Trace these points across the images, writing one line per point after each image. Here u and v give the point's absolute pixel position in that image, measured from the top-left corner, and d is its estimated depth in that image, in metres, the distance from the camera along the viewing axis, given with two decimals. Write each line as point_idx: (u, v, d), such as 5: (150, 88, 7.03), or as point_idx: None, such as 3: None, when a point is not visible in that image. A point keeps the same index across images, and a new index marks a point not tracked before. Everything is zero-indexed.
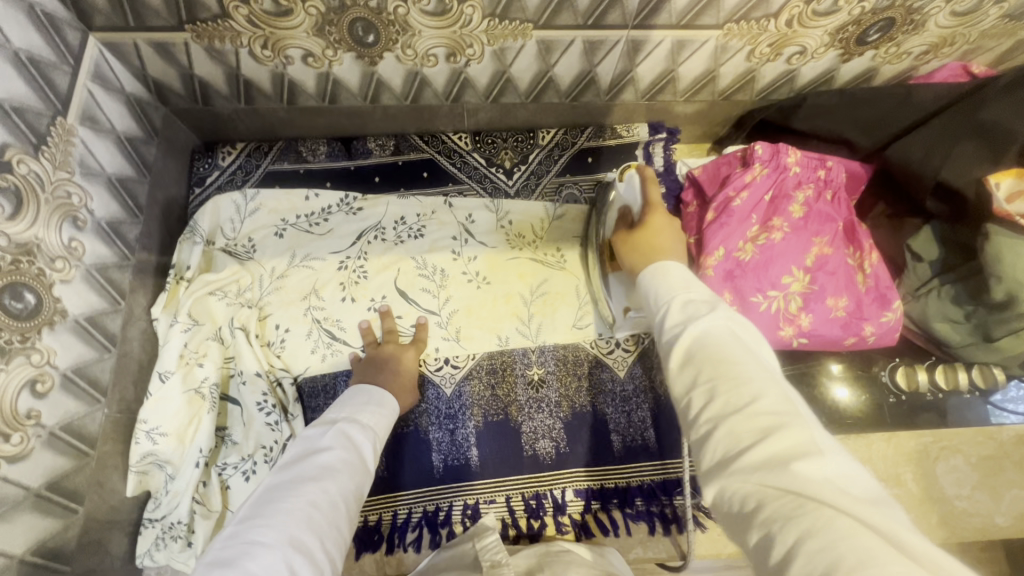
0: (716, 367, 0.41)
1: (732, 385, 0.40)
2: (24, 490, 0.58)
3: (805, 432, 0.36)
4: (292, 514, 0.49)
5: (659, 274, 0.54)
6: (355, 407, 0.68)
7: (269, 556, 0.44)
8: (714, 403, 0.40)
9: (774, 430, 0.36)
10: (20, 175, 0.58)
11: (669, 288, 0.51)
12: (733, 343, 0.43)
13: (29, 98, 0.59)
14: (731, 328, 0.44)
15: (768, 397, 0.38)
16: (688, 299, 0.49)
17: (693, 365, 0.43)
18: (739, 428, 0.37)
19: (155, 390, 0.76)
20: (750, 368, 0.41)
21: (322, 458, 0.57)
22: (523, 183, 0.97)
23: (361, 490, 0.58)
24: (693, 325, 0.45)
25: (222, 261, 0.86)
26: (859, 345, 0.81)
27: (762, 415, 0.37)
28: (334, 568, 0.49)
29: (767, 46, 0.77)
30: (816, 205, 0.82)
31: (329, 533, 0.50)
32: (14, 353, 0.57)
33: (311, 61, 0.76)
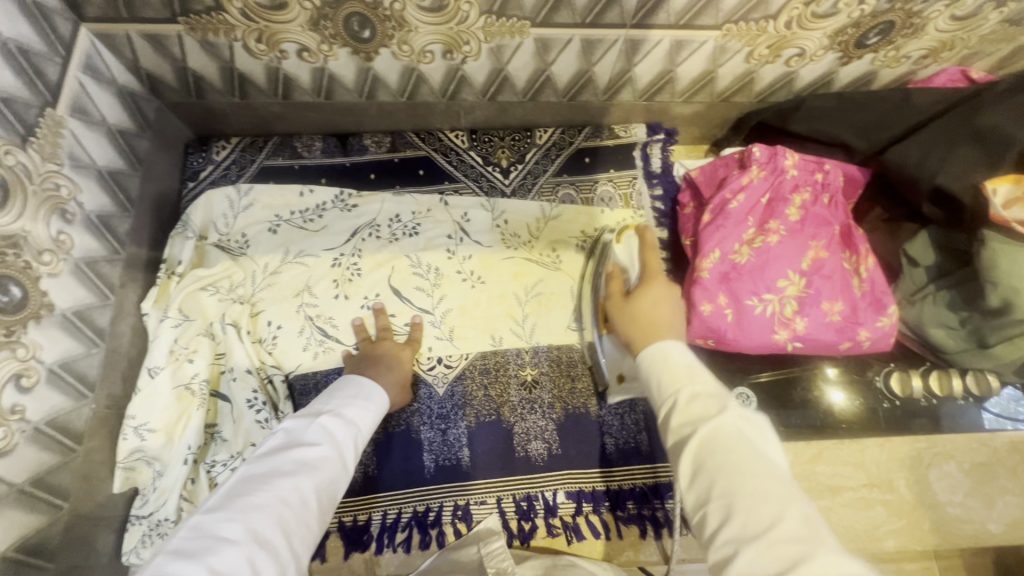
0: (733, 483, 0.40)
1: (750, 504, 0.39)
2: (8, 486, 0.57)
3: (831, 555, 0.35)
4: (262, 509, 0.49)
5: (660, 358, 0.52)
6: (343, 399, 0.67)
7: (231, 553, 0.44)
8: (733, 525, 0.39)
9: (800, 558, 0.35)
10: (7, 166, 0.57)
11: (672, 379, 0.50)
12: (745, 447, 0.42)
13: (17, 87, 0.58)
14: (742, 431, 0.43)
15: (790, 519, 0.38)
16: (694, 391, 0.48)
17: (706, 476, 0.42)
18: (763, 558, 0.36)
19: (144, 385, 0.76)
20: (765, 482, 0.40)
21: (301, 452, 0.56)
22: (520, 182, 0.96)
23: (338, 487, 0.58)
24: (703, 426, 0.44)
25: (215, 256, 0.86)
26: (855, 350, 0.80)
27: (786, 540, 0.37)
28: (298, 566, 0.49)
29: (766, 48, 0.77)
30: (813, 208, 0.82)
31: (297, 532, 0.50)
32: None
33: (306, 56, 0.75)
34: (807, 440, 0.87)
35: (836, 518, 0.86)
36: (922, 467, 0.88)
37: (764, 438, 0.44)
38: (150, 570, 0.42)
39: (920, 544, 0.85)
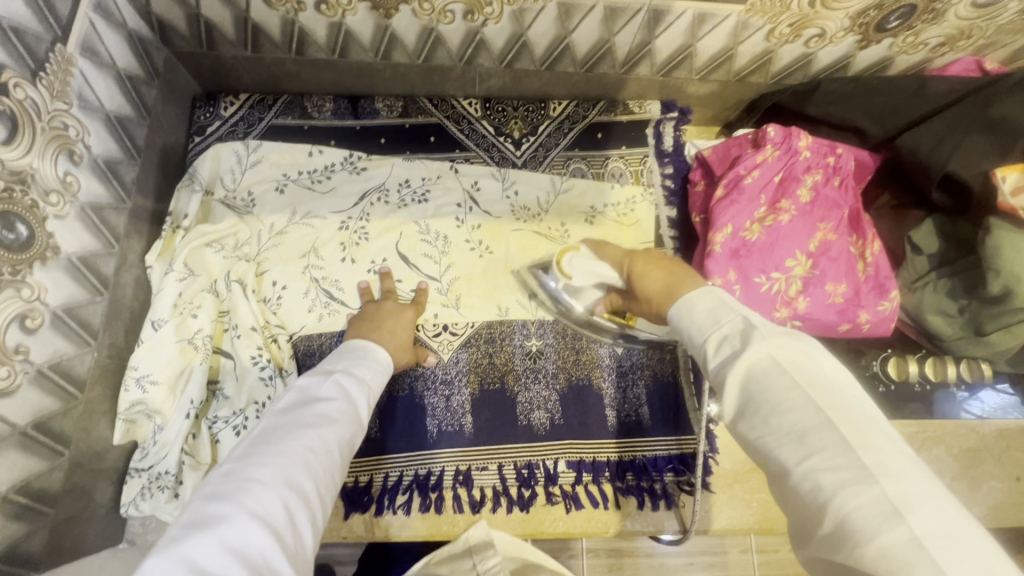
0: (771, 424, 0.46)
1: (789, 442, 0.44)
2: (11, 427, 0.56)
3: (876, 485, 0.39)
4: (291, 455, 0.48)
5: (685, 309, 0.58)
6: (353, 360, 0.67)
7: (266, 495, 0.44)
8: (777, 463, 0.44)
9: (839, 489, 0.39)
10: (17, 100, 0.55)
11: (700, 328, 0.55)
12: (780, 380, 0.46)
13: (28, 18, 0.56)
14: (775, 360, 0.48)
15: (831, 449, 0.41)
16: (724, 332, 0.53)
17: (749, 417, 0.48)
18: (805, 492, 0.41)
19: (147, 337, 0.75)
20: (803, 416, 0.44)
21: (320, 406, 0.56)
22: (531, 155, 0.96)
23: (355, 441, 0.58)
24: (736, 362, 0.49)
25: (221, 213, 0.85)
26: (854, 332, 0.82)
27: (825, 473, 0.41)
28: (326, 513, 0.49)
29: (787, 26, 0.77)
30: (824, 189, 0.82)
31: (324, 479, 0.50)
32: (4, 284, 0.54)
33: (324, 9, 0.74)
34: None
35: None
36: (912, 451, 0.89)
37: (804, 358, 0.48)
38: (184, 517, 0.42)
39: None
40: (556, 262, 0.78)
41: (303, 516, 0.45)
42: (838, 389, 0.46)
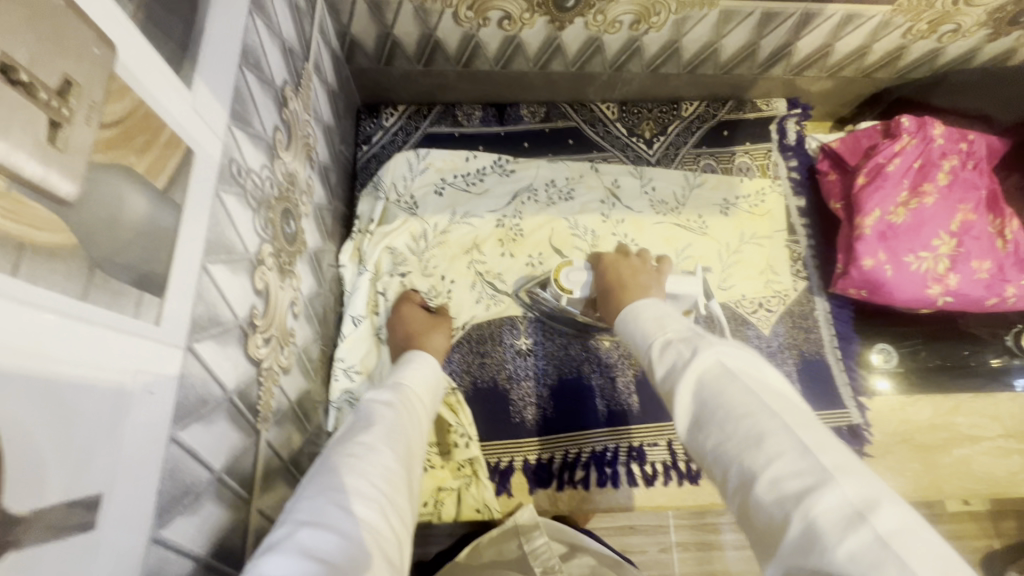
0: (726, 429, 0.44)
1: (747, 447, 0.42)
2: (288, 403, 0.62)
3: (836, 485, 0.37)
4: (337, 464, 0.48)
5: (633, 316, 0.62)
6: (397, 368, 0.67)
7: (317, 507, 0.43)
8: (737, 470, 0.42)
9: (802, 495, 0.37)
10: (291, 111, 0.62)
11: (647, 333, 0.58)
12: (732, 385, 0.45)
13: (295, 39, 0.64)
14: (724, 363, 0.48)
15: (789, 453, 0.40)
16: (670, 338, 0.54)
17: (705, 427, 0.46)
18: (765, 500, 0.39)
19: (348, 332, 0.82)
20: (756, 419, 0.42)
21: (363, 414, 0.56)
22: (663, 153, 1.02)
23: (410, 433, 0.57)
24: (689, 371, 0.49)
25: (394, 215, 0.91)
26: (998, 307, 0.86)
27: (783, 477, 0.39)
28: (394, 501, 0.48)
29: (926, 24, 0.83)
30: (961, 173, 0.87)
31: (378, 474, 0.48)
32: (286, 273, 0.61)
33: (505, 24, 0.81)
34: (942, 393, 0.92)
35: (976, 465, 0.88)
36: None
37: (754, 367, 0.48)
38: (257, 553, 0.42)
39: None
40: (554, 279, 0.80)
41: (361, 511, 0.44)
42: (790, 397, 0.45)
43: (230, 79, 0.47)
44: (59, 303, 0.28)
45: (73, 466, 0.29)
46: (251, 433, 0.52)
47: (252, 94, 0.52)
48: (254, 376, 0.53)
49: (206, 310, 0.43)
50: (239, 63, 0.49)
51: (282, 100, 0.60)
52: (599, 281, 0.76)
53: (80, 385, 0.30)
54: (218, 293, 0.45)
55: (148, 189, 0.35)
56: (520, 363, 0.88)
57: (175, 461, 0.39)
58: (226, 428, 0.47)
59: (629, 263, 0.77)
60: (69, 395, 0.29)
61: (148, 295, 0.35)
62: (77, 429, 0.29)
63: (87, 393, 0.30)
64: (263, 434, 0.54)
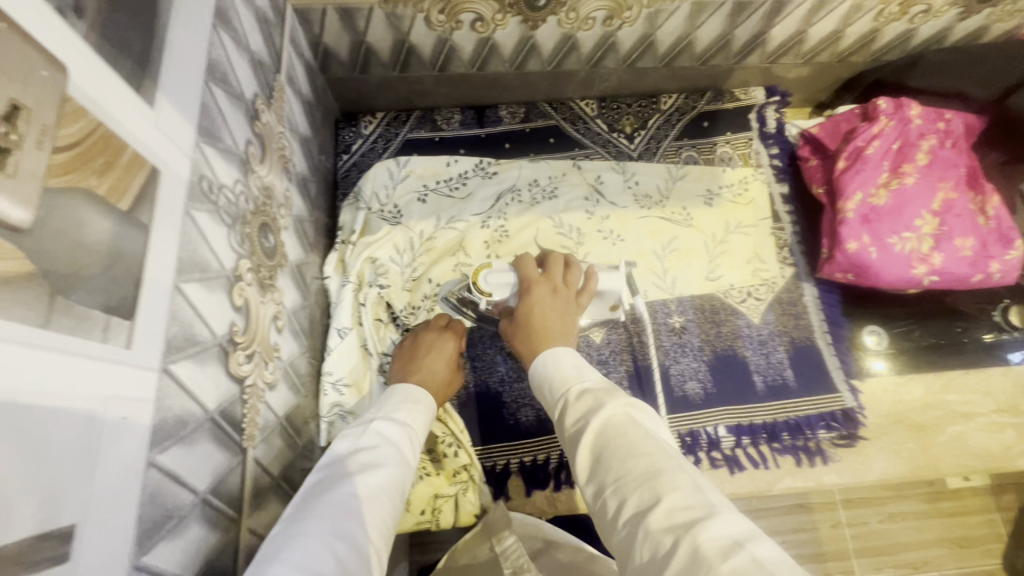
0: (627, 465, 0.48)
1: (640, 484, 0.46)
2: (276, 418, 0.61)
3: (719, 516, 0.41)
4: (334, 506, 0.50)
5: (552, 361, 0.66)
6: (394, 401, 0.68)
7: (316, 547, 0.45)
8: (633, 504, 0.46)
9: (692, 523, 0.41)
10: (264, 123, 0.62)
11: (565, 379, 0.62)
12: (635, 431, 0.51)
13: (264, 52, 0.63)
14: (630, 414, 0.53)
15: (682, 488, 0.44)
16: (586, 386, 0.59)
17: (606, 465, 0.50)
18: (655, 530, 0.42)
19: (336, 344, 0.80)
20: (655, 459, 0.47)
21: (365, 453, 0.58)
22: (645, 147, 1.02)
23: (402, 481, 0.59)
24: (598, 416, 0.54)
25: (377, 224, 0.90)
26: (984, 284, 0.87)
27: (676, 508, 0.43)
28: (378, 555, 0.50)
29: (897, 5, 0.84)
30: (941, 152, 0.88)
31: (371, 525, 0.51)
32: (267, 288, 0.60)
33: (478, 26, 0.81)
34: (934, 371, 0.92)
35: (971, 441, 0.89)
36: None
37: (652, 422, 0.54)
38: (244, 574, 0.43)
39: None
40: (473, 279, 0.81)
41: (355, 562, 0.46)
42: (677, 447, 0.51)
43: (196, 94, 0.47)
44: (19, 332, 0.28)
45: (42, 497, 0.29)
46: (237, 451, 0.51)
47: (220, 109, 0.51)
48: (237, 395, 0.52)
49: (182, 331, 0.42)
50: (205, 79, 0.49)
51: (253, 112, 0.59)
52: (522, 310, 0.77)
53: (39, 412, 0.28)
54: (194, 312, 0.44)
55: (110, 211, 0.35)
56: (512, 365, 0.87)
57: (155, 485, 0.38)
58: (210, 448, 0.46)
59: (561, 299, 0.78)
60: (28, 424, 0.28)
61: (116, 319, 0.35)
62: (38, 461, 0.28)
63: (49, 422, 0.29)
64: (249, 452, 0.54)
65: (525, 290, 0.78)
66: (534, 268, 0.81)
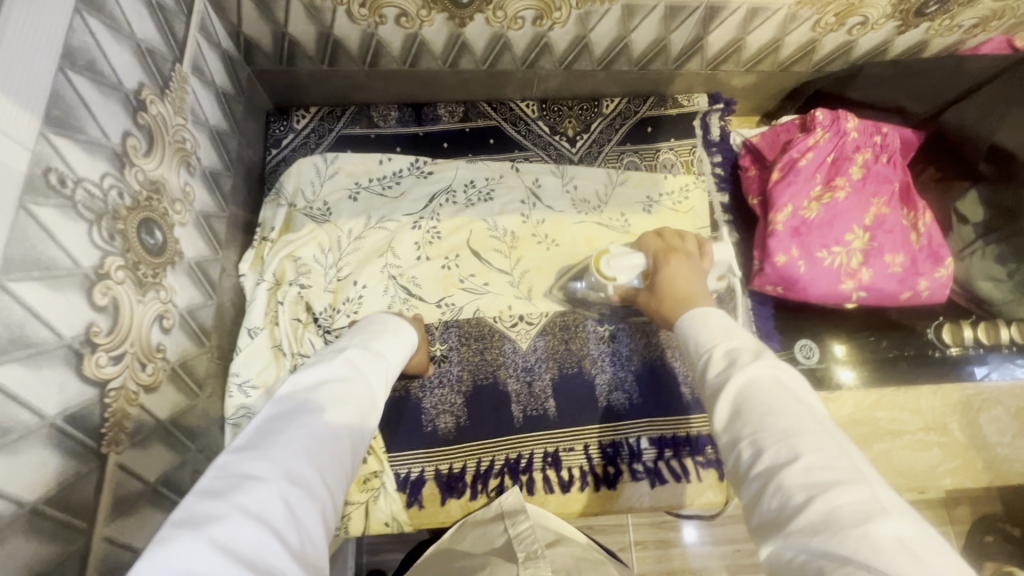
0: (769, 419, 0.46)
1: (779, 439, 0.44)
2: (156, 422, 0.59)
3: (869, 487, 0.39)
4: (295, 444, 0.44)
5: (700, 318, 0.62)
6: (365, 340, 0.63)
7: (264, 491, 0.40)
8: (770, 455, 0.44)
9: (830, 485, 0.39)
10: (152, 115, 0.59)
11: (711, 333, 0.58)
12: (781, 394, 0.48)
13: (157, 40, 0.60)
14: (778, 376, 0.50)
15: (822, 451, 0.42)
16: (732, 345, 0.55)
17: (744, 417, 0.48)
18: (791, 485, 0.41)
19: (245, 345, 0.78)
20: (799, 420, 0.45)
21: (329, 389, 0.52)
22: (586, 151, 1.00)
23: (365, 422, 0.54)
24: (740, 372, 0.51)
25: (301, 221, 0.88)
26: (913, 300, 0.86)
27: (815, 467, 0.41)
28: (332, 501, 0.46)
29: (833, 16, 0.82)
30: (875, 166, 0.86)
31: (330, 469, 0.46)
32: (148, 286, 0.58)
33: (403, 21, 0.78)
34: (865, 388, 0.91)
35: (894, 459, 0.88)
36: (972, 412, 0.92)
37: (797, 383, 0.50)
38: (179, 513, 0.38)
39: (973, 482, 0.89)
40: (595, 267, 0.82)
41: (306, 511, 0.41)
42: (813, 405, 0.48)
43: (45, 82, 0.44)
44: None
45: None
46: (92, 458, 0.49)
47: (83, 98, 0.49)
48: (97, 399, 0.50)
49: (7, 333, 0.40)
50: (60, 66, 0.46)
51: (137, 104, 0.56)
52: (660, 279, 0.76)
53: None
54: (27, 313, 0.42)
55: None
56: (435, 370, 0.85)
57: None
58: (45, 455, 0.44)
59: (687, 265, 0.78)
60: None
61: None
62: None
63: None
64: (112, 458, 0.51)
65: (663, 259, 0.78)
66: (661, 243, 0.82)
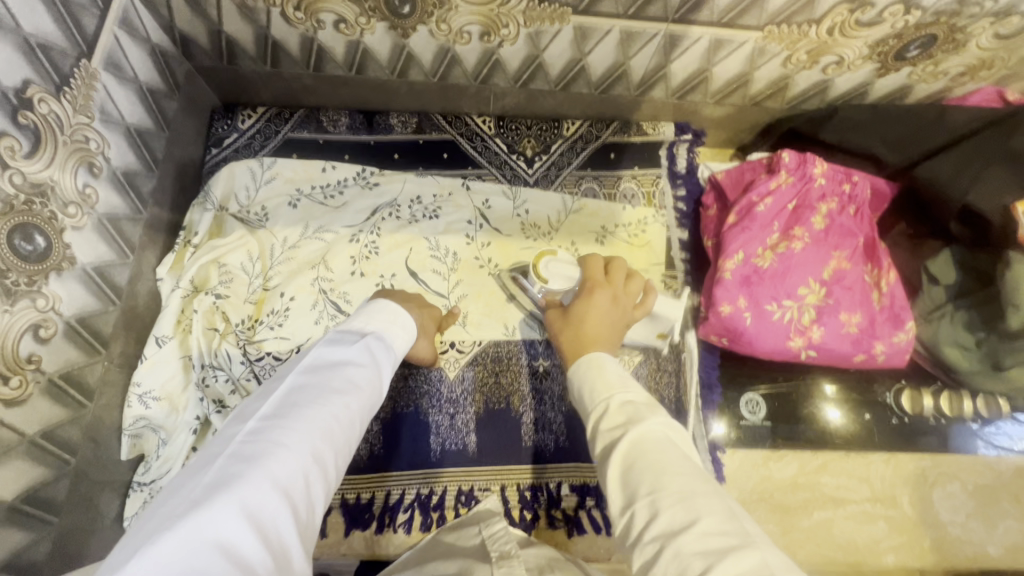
0: (662, 478, 0.43)
1: (677, 500, 0.41)
2: (20, 436, 0.56)
3: (759, 549, 0.36)
4: (321, 423, 0.46)
5: (595, 366, 0.57)
6: (381, 320, 0.62)
7: (290, 464, 0.41)
8: (661, 519, 0.40)
9: (725, 551, 0.36)
10: (40, 114, 0.56)
11: (607, 384, 0.54)
12: (672, 450, 0.45)
13: (56, 36, 0.57)
14: (668, 435, 0.47)
15: (716, 514, 0.39)
16: (625, 397, 0.52)
17: (635, 474, 0.44)
18: (685, 554, 0.37)
19: (151, 353, 0.75)
20: (691, 480, 0.42)
21: (350, 372, 0.52)
22: (543, 173, 0.95)
23: (376, 405, 0.55)
24: (635, 428, 0.47)
25: (232, 226, 0.85)
26: (869, 363, 0.80)
27: (708, 532, 0.38)
28: (339, 476, 0.48)
29: (805, 53, 0.77)
30: (838, 218, 0.81)
31: (342, 450, 0.48)
32: (19, 295, 0.55)
33: (342, 28, 0.74)
34: (812, 451, 0.85)
35: (836, 530, 0.83)
36: (925, 486, 0.86)
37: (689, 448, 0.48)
38: (210, 471, 0.39)
39: (918, 561, 0.83)
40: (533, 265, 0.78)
41: (318, 488, 0.44)
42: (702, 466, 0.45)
43: None
44: None
45: None
46: None
47: None
48: None
49: None
50: None
51: (18, 103, 0.53)
52: (576, 314, 0.70)
53: None
54: None
55: None
56: None
57: None
58: None
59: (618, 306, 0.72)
60: None
61: None
62: None
63: None
64: None
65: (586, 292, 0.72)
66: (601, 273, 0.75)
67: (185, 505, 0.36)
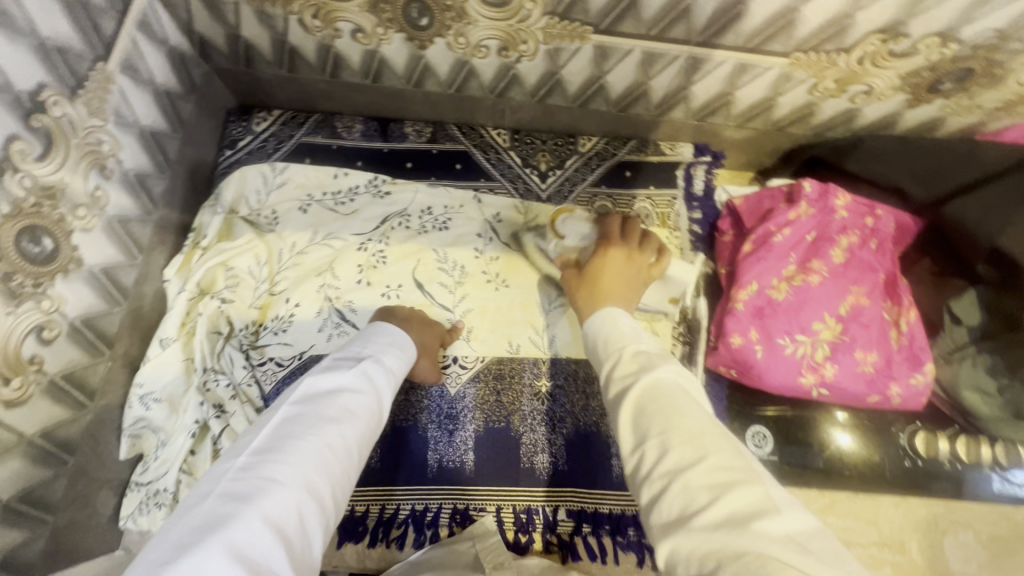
0: (672, 421, 0.42)
1: (683, 440, 0.41)
2: (18, 436, 0.57)
3: (762, 486, 0.37)
4: (315, 455, 0.45)
5: (608, 321, 0.58)
6: (379, 344, 0.62)
7: (283, 498, 0.40)
8: (668, 461, 0.40)
9: (730, 485, 0.36)
10: (54, 117, 0.56)
11: (619, 337, 0.54)
12: (682, 395, 0.45)
13: (73, 39, 0.57)
14: (678, 380, 0.47)
15: (723, 452, 0.39)
16: (638, 347, 0.52)
17: (646, 416, 0.44)
18: (692, 486, 0.37)
19: (154, 354, 0.75)
20: (701, 421, 0.42)
21: (345, 399, 0.52)
22: (557, 188, 0.93)
23: (375, 432, 0.55)
24: (648, 374, 0.47)
25: (242, 229, 0.84)
26: (884, 405, 0.77)
27: (714, 468, 0.38)
28: (338, 509, 0.47)
29: (832, 81, 0.74)
30: (859, 252, 0.79)
31: (339, 481, 0.47)
32: (25, 297, 0.55)
33: (360, 37, 0.74)
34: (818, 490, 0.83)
35: None
36: (936, 532, 0.83)
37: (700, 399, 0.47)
38: (200, 512, 0.38)
39: None
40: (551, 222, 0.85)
41: (315, 521, 0.43)
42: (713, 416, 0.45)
43: None
44: None
45: None
46: None
47: None
48: None
49: None
50: None
51: (32, 106, 0.54)
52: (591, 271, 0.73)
53: None
54: None
55: None
56: None
57: None
58: None
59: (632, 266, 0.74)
60: None
61: None
62: None
63: None
64: None
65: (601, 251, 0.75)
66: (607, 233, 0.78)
67: (171, 550, 0.35)
